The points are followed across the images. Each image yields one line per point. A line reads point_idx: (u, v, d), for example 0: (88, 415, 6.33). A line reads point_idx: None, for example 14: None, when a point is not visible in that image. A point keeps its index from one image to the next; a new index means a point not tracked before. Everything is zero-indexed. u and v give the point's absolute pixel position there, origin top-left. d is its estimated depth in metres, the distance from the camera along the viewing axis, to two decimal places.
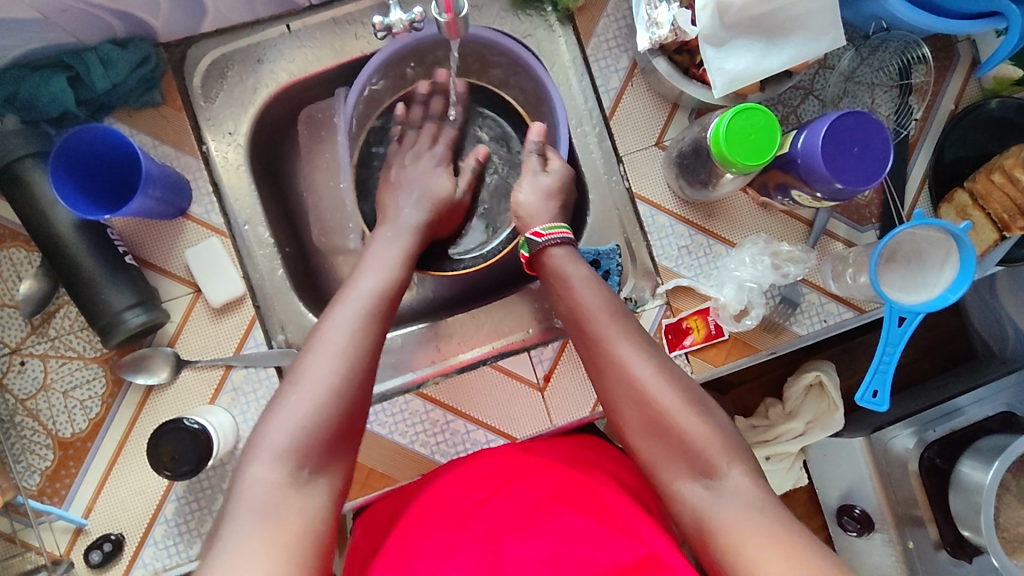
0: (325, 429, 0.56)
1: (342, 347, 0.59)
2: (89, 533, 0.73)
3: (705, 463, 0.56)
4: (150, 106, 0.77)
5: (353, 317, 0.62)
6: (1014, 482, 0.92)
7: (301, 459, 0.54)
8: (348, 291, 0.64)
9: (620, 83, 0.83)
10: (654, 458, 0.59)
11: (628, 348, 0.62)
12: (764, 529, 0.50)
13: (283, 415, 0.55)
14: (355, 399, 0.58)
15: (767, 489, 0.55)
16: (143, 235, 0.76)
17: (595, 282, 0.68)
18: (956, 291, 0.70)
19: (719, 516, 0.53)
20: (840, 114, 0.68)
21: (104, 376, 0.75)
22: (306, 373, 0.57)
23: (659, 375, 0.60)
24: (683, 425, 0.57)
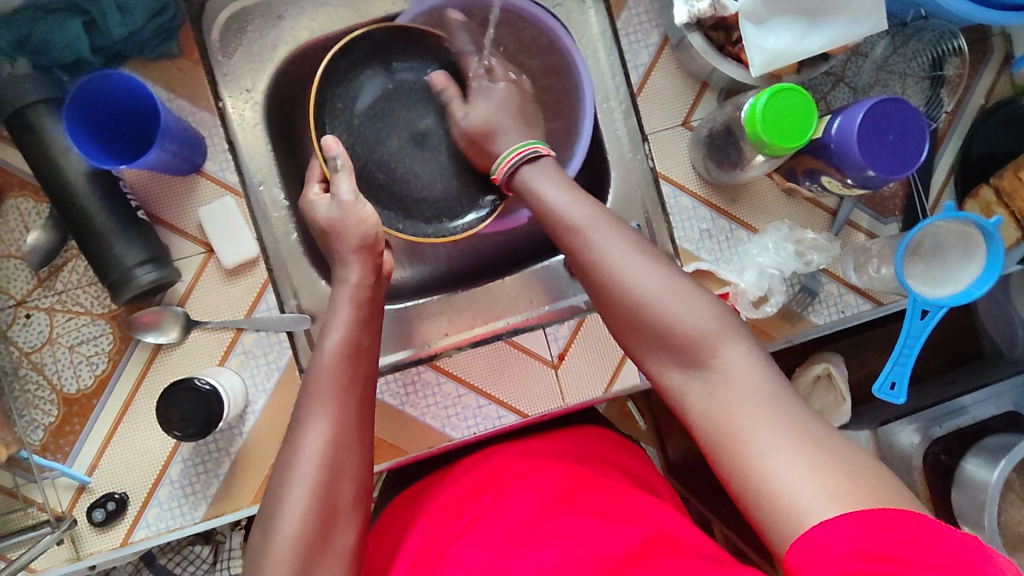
0: (316, 530, 0.53)
1: (314, 465, 0.55)
2: (92, 491, 0.72)
3: (696, 354, 0.54)
4: (166, 57, 0.75)
5: (325, 399, 0.59)
6: (1018, 481, 0.93)
7: (301, 564, 0.52)
8: (313, 387, 0.60)
9: (649, 59, 0.81)
10: (644, 354, 0.57)
11: (609, 243, 0.59)
12: (769, 415, 0.49)
13: (271, 536, 0.53)
14: (337, 519, 0.55)
15: (763, 365, 0.52)
16: (155, 190, 0.74)
17: (572, 189, 0.65)
18: (981, 286, 0.70)
19: (716, 406, 0.51)
20: (876, 100, 0.66)
21: (111, 333, 0.73)
22: (284, 503, 0.54)
23: (638, 262, 0.58)
24: (665, 312, 0.55)
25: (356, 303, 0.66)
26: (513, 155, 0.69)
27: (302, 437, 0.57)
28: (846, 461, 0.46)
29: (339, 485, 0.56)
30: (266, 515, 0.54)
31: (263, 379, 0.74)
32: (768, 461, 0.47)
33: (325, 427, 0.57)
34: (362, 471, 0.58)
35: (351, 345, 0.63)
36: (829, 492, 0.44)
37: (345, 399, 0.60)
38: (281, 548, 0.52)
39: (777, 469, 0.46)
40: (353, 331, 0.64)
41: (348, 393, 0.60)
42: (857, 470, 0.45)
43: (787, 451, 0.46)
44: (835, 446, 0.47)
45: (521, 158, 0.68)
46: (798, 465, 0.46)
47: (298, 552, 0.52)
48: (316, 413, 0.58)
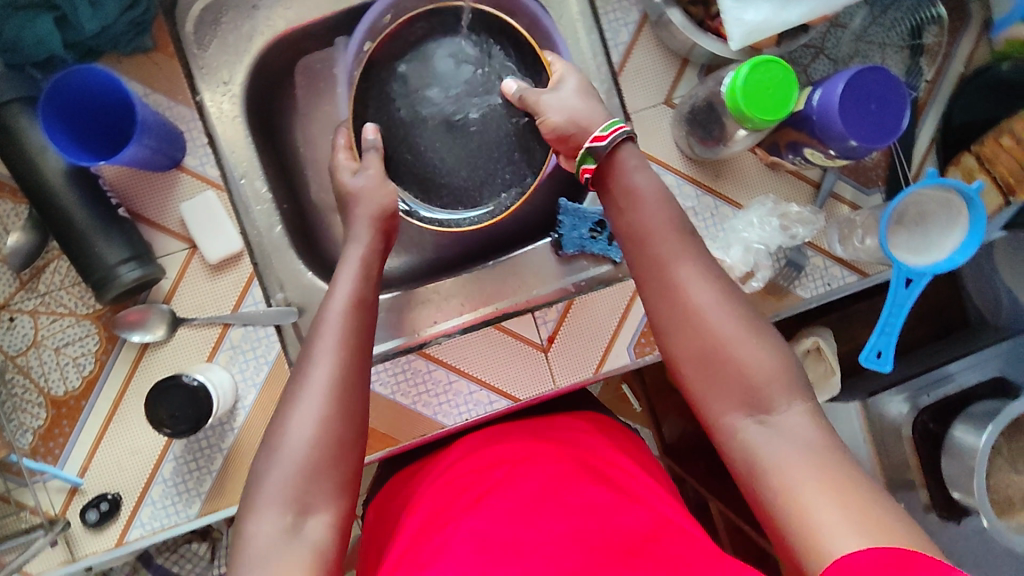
0: (321, 456, 0.55)
1: (324, 394, 0.56)
2: (85, 493, 0.72)
3: (762, 397, 0.54)
4: (140, 52, 0.74)
5: (333, 329, 0.59)
6: (1005, 445, 0.94)
7: (303, 487, 0.54)
8: (323, 321, 0.60)
9: (629, 37, 0.81)
10: (703, 389, 0.56)
11: (686, 269, 0.58)
12: (826, 476, 0.49)
13: (278, 460, 0.54)
14: (341, 455, 0.56)
15: (825, 429, 0.53)
16: (136, 187, 0.73)
17: (658, 198, 0.62)
18: (965, 254, 0.70)
19: (774, 453, 0.51)
20: (857, 70, 0.66)
21: (97, 333, 0.73)
22: (286, 434, 0.55)
23: (724, 302, 0.57)
24: (742, 355, 0.55)
25: (363, 248, 0.67)
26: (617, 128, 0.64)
27: (311, 366, 0.58)
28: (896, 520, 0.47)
29: (339, 422, 0.56)
30: (265, 449, 0.55)
31: (252, 373, 0.74)
32: (818, 510, 0.47)
33: (332, 365, 0.57)
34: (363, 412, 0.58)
35: (357, 295, 0.63)
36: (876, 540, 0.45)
37: (349, 336, 0.60)
38: (286, 470, 0.54)
39: (827, 527, 0.47)
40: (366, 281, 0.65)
41: (350, 330, 0.60)
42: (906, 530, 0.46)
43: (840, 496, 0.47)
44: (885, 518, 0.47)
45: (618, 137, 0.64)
46: (848, 528, 0.46)
47: (301, 476, 0.54)
48: (322, 354, 0.58)
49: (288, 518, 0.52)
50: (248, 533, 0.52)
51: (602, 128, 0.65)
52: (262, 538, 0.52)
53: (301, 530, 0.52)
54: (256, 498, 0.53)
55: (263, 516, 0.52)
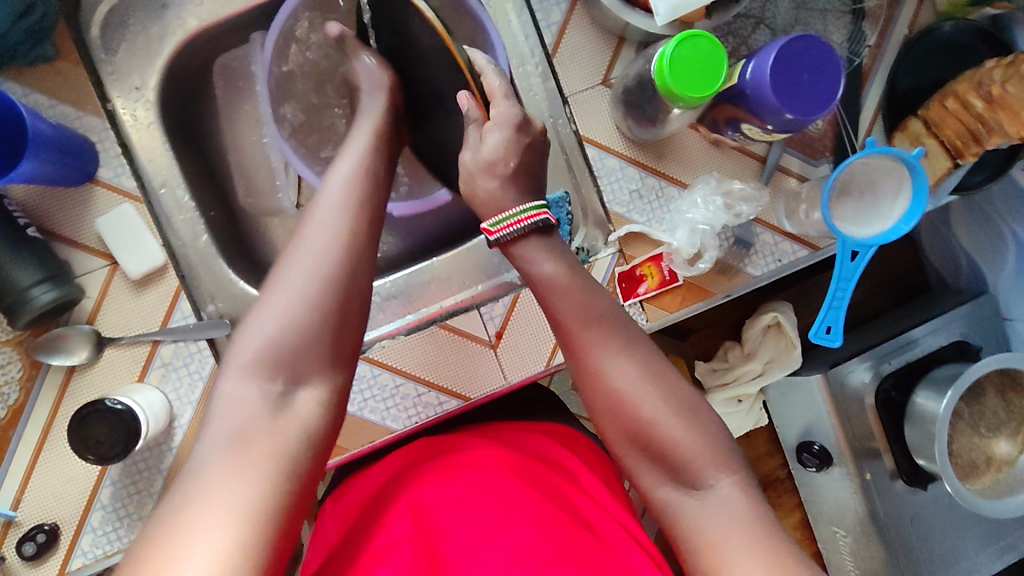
0: (317, 317, 0.55)
1: (324, 253, 0.57)
2: (21, 525, 0.69)
3: (692, 474, 0.56)
4: (43, 61, 0.69)
5: (340, 200, 0.61)
6: (966, 409, 0.94)
7: (295, 339, 0.54)
8: (329, 193, 0.62)
9: (560, 17, 0.77)
10: (637, 467, 0.59)
11: (607, 355, 0.60)
12: (757, 549, 0.51)
13: (272, 310, 0.55)
14: (341, 318, 0.57)
15: (755, 500, 0.55)
16: (49, 204, 0.70)
17: (578, 285, 0.63)
18: (908, 221, 0.68)
19: (704, 530, 0.53)
20: (788, 39, 0.64)
21: (20, 359, 0.70)
22: (268, 316, 0.55)
23: (646, 381, 0.59)
24: (667, 434, 0.57)
25: (371, 122, 0.69)
26: (525, 214, 0.65)
27: (314, 231, 0.59)
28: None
29: (332, 294, 0.56)
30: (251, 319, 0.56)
31: (187, 391, 0.71)
32: None
33: (329, 244, 0.58)
34: (364, 288, 0.59)
35: (358, 187, 0.63)
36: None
37: (347, 214, 0.60)
38: (279, 318, 0.55)
39: None
40: (365, 163, 0.65)
41: (351, 210, 0.61)
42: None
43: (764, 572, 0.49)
44: None
45: (524, 226, 0.64)
46: None
47: (292, 329, 0.54)
48: (322, 236, 0.59)
49: (274, 384, 0.53)
50: (222, 391, 0.53)
51: (492, 220, 0.65)
52: (242, 400, 0.52)
53: (287, 398, 0.53)
54: (233, 361, 0.54)
55: (246, 381, 0.53)
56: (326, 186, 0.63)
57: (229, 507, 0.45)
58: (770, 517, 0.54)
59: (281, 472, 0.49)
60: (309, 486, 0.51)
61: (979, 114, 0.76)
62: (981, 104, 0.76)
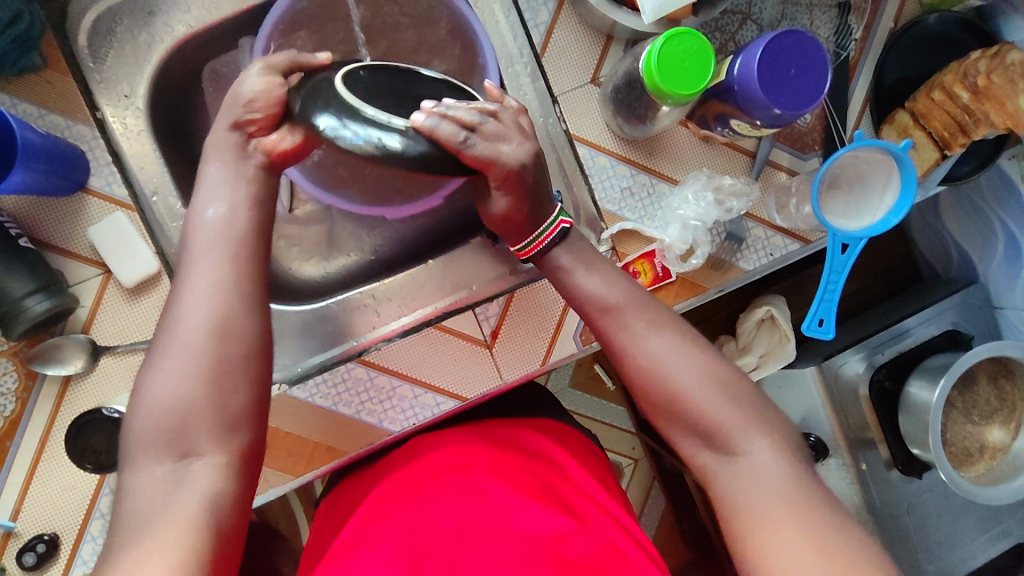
0: (201, 384, 0.49)
1: (198, 314, 0.51)
2: (20, 535, 0.69)
3: (727, 441, 0.56)
4: (30, 71, 0.69)
5: (206, 251, 0.54)
6: (958, 398, 0.95)
7: (184, 414, 0.49)
8: (192, 250, 0.55)
9: (549, 16, 0.77)
10: (676, 434, 0.59)
11: (638, 325, 0.60)
12: (793, 514, 0.51)
13: (156, 388, 0.49)
14: (226, 381, 0.50)
15: (792, 464, 0.55)
16: (40, 215, 0.69)
17: (593, 267, 0.64)
18: (897, 214, 0.69)
19: (743, 495, 0.54)
20: (774, 35, 0.64)
21: (15, 369, 0.70)
22: (153, 388, 0.49)
23: (683, 348, 0.59)
24: (701, 404, 0.57)
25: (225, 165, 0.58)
26: (543, 236, 0.64)
27: (182, 295, 0.52)
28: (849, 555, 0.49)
29: (221, 352, 0.50)
30: (139, 390, 0.50)
31: None
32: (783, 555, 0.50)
33: (207, 293, 0.52)
34: (255, 336, 0.52)
35: (237, 222, 0.56)
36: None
37: (222, 262, 0.54)
38: (166, 394, 0.49)
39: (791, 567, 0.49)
40: (249, 190, 0.58)
41: (225, 252, 0.54)
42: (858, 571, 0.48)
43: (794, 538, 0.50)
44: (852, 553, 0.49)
45: (546, 244, 0.64)
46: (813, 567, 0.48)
47: (178, 405, 0.49)
48: (199, 284, 0.52)
49: (166, 465, 0.48)
50: (128, 486, 0.48)
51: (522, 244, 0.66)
52: (146, 488, 0.47)
53: (182, 477, 0.48)
54: (131, 445, 0.49)
55: (142, 465, 0.48)
56: (193, 230, 0.56)
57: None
58: (807, 477, 0.55)
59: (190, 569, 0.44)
60: (223, 571, 0.46)
61: (966, 104, 0.78)
62: (967, 95, 0.77)
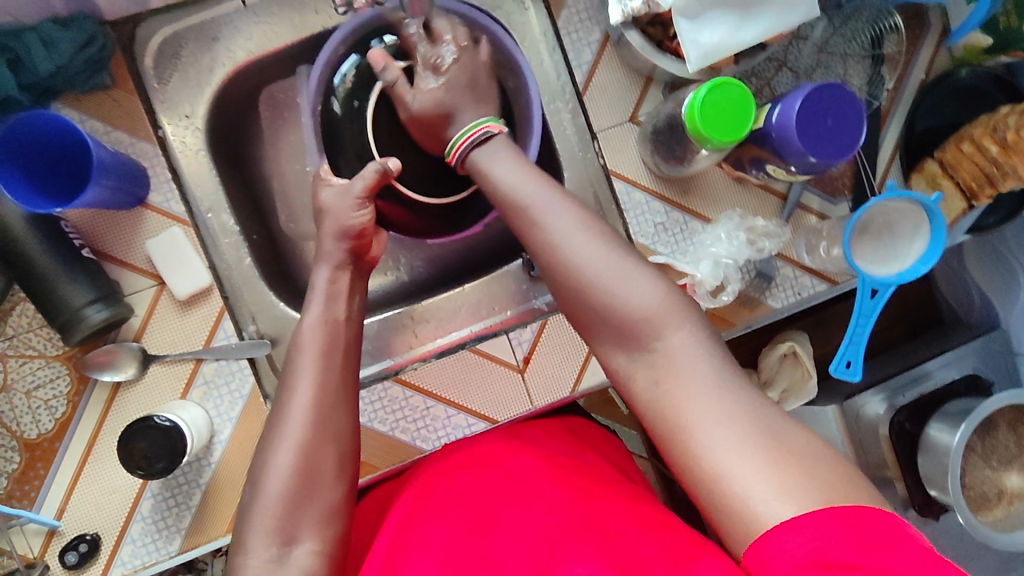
0: (307, 482, 0.56)
1: (305, 414, 0.59)
2: (63, 534, 0.72)
3: (647, 336, 0.55)
4: (99, 90, 0.72)
5: (310, 361, 0.62)
6: (979, 442, 0.96)
7: (293, 499, 0.55)
8: (298, 357, 0.62)
9: (592, 57, 0.80)
10: (597, 333, 0.58)
11: (558, 223, 0.59)
12: (722, 404, 0.50)
13: (273, 478, 0.56)
14: (325, 476, 0.57)
15: (711, 350, 0.54)
16: (101, 227, 0.72)
17: (512, 168, 0.64)
18: (927, 263, 0.71)
19: (666, 396, 0.53)
20: (813, 87, 0.67)
21: (68, 374, 0.72)
22: (267, 477, 0.56)
23: (591, 243, 0.58)
24: (612, 297, 0.56)
25: (333, 276, 0.68)
26: (468, 135, 0.66)
27: (289, 400, 0.60)
28: (796, 450, 0.48)
29: (321, 450, 0.58)
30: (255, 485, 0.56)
31: (228, 408, 0.74)
32: (720, 455, 0.49)
33: (308, 399, 0.59)
34: (348, 437, 0.60)
35: (338, 334, 0.65)
36: (787, 495, 0.45)
37: (326, 374, 0.61)
38: (278, 484, 0.56)
39: (729, 461, 0.48)
40: (345, 309, 0.67)
41: (330, 359, 0.63)
42: (812, 467, 0.47)
43: (737, 444, 0.49)
44: (784, 441, 0.48)
45: (472, 141, 0.66)
46: (754, 463, 0.47)
47: (289, 491, 0.55)
48: (303, 391, 0.60)
49: (274, 549, 0.53)
50: (239, 566, 0.54)
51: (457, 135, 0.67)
52: (256, 568, 0.53)
53: (285, 561, 0.53)
54: (250, 528, 0.55)
55: (256, 546, 0.54)
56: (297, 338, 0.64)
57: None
58: (733, 366, 0.54)
59: None
60: None
61: (995, 158, 0.79)
62: (996, 149, 0.79)
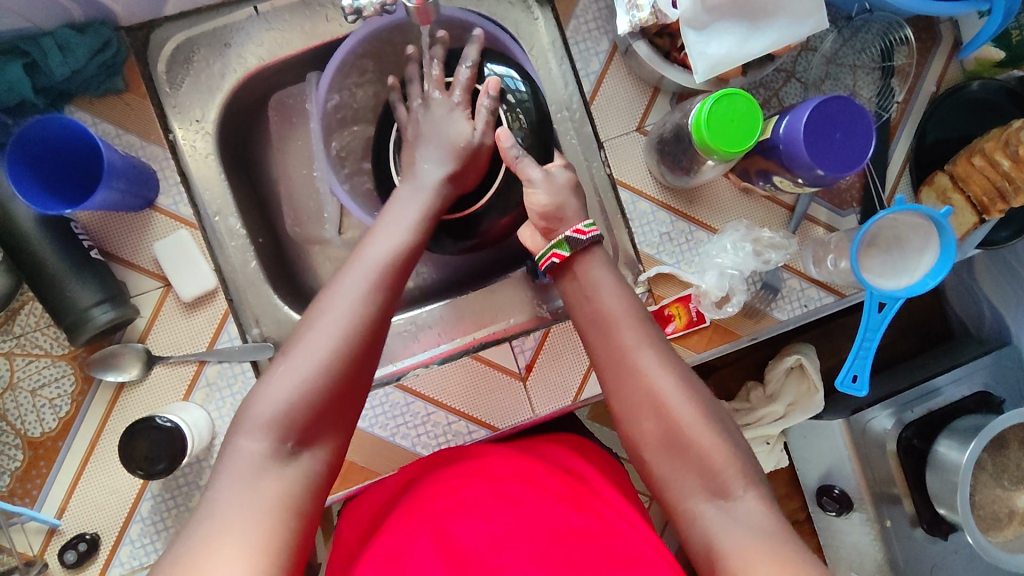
0: (331, 376, 0.55)
1: (348, 315, 0.57)
2: (64, 533, 0.72)
3: (720, 483, 0.57)
4: (112, 94, 0.72)
5: (365, 266, 0.60)
6: (989, 460, 0.95)
7: (314, 391, 0.55)
8: (352, 264, 0.61)
9: (600, 66, 0.80)
10: (669, 475, 0.59)
11: (648, 360, 0.62)
12: (778, 557, 0.51)
13: (292, 366, 0.55)
14: (348, 385, 0.57)
15: (778, 516, 0.55)
16: (109, 228, 0.73)
17: (622, 288, 0.66)
18: (936, 277, 0.70)
19: (727, 535, 0.54)
20: (822, 100, 0.67)
21: (73, 373, 0.73)
22: (285, 377, 0.55)
23: (682, 386, 0.61)
24: (699, 439, 0.58)
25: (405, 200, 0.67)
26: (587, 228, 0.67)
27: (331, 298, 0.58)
28: None
29: (347, 360, 0.56)
30: (265, 379, 0.55)
31: (229, 410, 0.74)
32: None
33: (351, 311, 0.57)
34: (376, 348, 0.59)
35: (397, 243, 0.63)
36: None
37: (371, 287, 0.59)
38: (298, 372, 0.55)
39: None
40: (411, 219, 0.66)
41: (381, 272, 0.61)
42: None
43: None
44: None
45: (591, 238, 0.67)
46: None
47: (311, 384, 0.55)
48: (355, 286, 0.59)
49: (284, 445, 0.53)
50: (230, 451, 0.53)
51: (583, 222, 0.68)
52: (251, 459, 0.52)
53: (288, 460, 0.53)
54: (250, 416, 0.54)
55: (257, 436, 0.53)
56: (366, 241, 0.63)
57: (245, 547, 0.46)
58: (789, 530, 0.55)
59: (284, 529, 0.49)
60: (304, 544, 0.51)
61: (1006, 172, 0.78)
62: (1008, 163, 0.77)
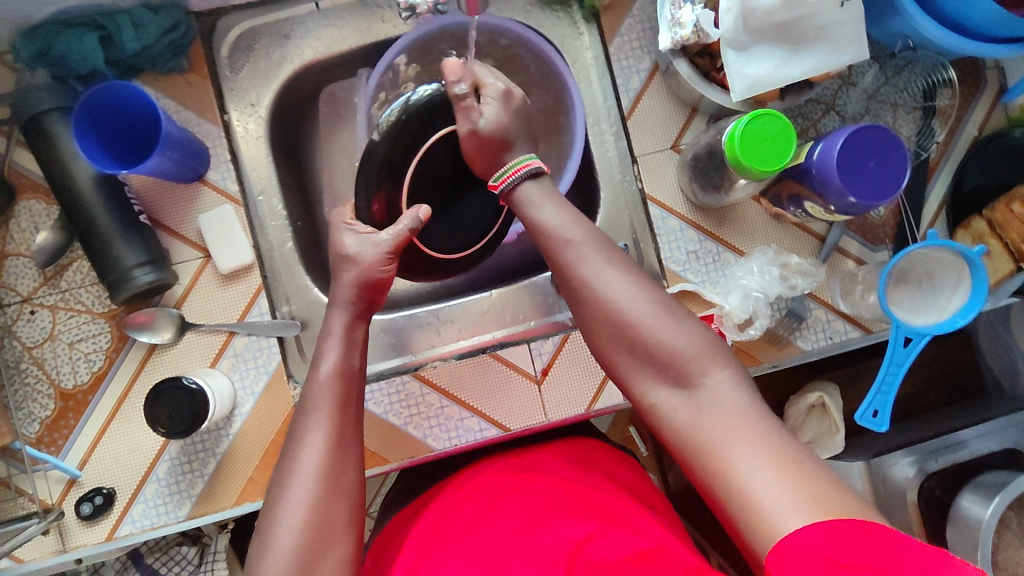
0: (321, 537, 0.54)
1: (314, 468, 0.56)
2: (82, 485, 0.75)
3: (681, 372, 0.56)
4: (176, 72, 0.77)
5: (321, 413, 0.60)
6: (1015, 519, 0.88)
7: (307, 551, 0.53)
8: (307, 401, 0.61)
9: (640, 84, 0.82)
10: (628, 372, 0.59)
11: (591, 266, 0.61)
12: (753, 439, 0.50)
13: (280, 529, 0.54)
14: (333, 530, 0.55)
15: (748, 392, 0.54)
16: (159, 197, 0.77)
17: (561, 203, 0.66)
18: (965, 316, 0.69)
19: (696, 425, 0.53)
20: (857, 128, 0.67)
21: (110, 331, 0.76)
22: (279, 523, 0.54)
23: (627, 285, 0.60)
24: (651, 332, 0.57)
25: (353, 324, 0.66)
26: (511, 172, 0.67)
27: (297, 451, 0.58)
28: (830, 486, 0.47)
29: (331, 506, 0.55)
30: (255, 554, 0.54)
31: (252, 382, 0.76)
32: (757, 489, 0.47)
33: (322, 446, 0.58)
34: (357, 488, 0.58)
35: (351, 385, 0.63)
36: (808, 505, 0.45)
37: (340, 424, 0.60)
38: (285, 535, 0.53)
39: (765, 496, 0.47)
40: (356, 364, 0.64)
41: (345, 411, 0.61)
42: (828, 491, 0.46)
43: (762, 461, 0.48)
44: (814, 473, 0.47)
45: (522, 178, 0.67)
46: (787, 492, 0.46)
47: (300, 540, 0.53)
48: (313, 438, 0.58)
49: None
50: None
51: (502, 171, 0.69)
52: None
53: None
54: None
55: None
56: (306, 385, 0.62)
57: None
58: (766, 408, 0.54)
59: None
60: None
61: None
62: None
